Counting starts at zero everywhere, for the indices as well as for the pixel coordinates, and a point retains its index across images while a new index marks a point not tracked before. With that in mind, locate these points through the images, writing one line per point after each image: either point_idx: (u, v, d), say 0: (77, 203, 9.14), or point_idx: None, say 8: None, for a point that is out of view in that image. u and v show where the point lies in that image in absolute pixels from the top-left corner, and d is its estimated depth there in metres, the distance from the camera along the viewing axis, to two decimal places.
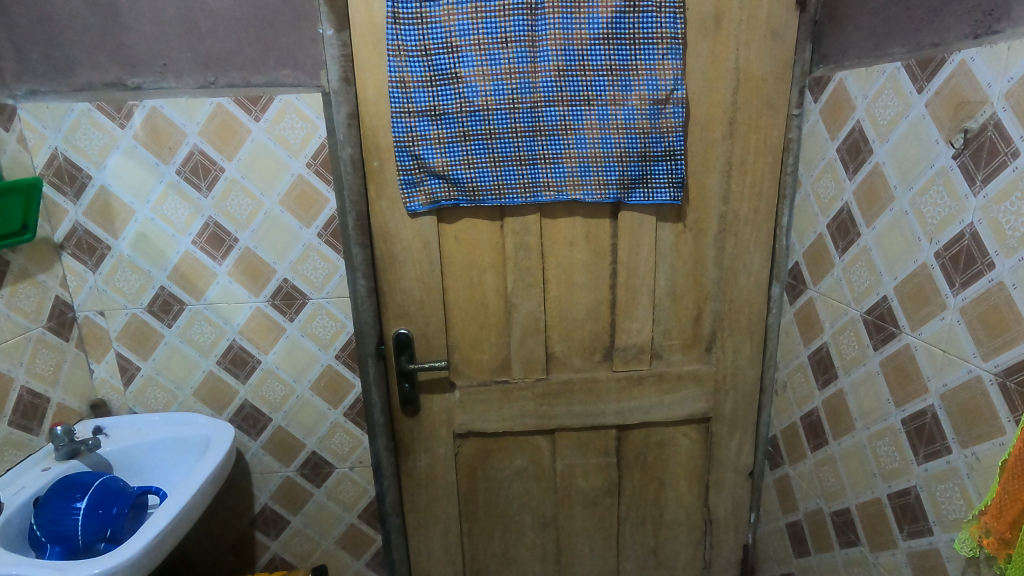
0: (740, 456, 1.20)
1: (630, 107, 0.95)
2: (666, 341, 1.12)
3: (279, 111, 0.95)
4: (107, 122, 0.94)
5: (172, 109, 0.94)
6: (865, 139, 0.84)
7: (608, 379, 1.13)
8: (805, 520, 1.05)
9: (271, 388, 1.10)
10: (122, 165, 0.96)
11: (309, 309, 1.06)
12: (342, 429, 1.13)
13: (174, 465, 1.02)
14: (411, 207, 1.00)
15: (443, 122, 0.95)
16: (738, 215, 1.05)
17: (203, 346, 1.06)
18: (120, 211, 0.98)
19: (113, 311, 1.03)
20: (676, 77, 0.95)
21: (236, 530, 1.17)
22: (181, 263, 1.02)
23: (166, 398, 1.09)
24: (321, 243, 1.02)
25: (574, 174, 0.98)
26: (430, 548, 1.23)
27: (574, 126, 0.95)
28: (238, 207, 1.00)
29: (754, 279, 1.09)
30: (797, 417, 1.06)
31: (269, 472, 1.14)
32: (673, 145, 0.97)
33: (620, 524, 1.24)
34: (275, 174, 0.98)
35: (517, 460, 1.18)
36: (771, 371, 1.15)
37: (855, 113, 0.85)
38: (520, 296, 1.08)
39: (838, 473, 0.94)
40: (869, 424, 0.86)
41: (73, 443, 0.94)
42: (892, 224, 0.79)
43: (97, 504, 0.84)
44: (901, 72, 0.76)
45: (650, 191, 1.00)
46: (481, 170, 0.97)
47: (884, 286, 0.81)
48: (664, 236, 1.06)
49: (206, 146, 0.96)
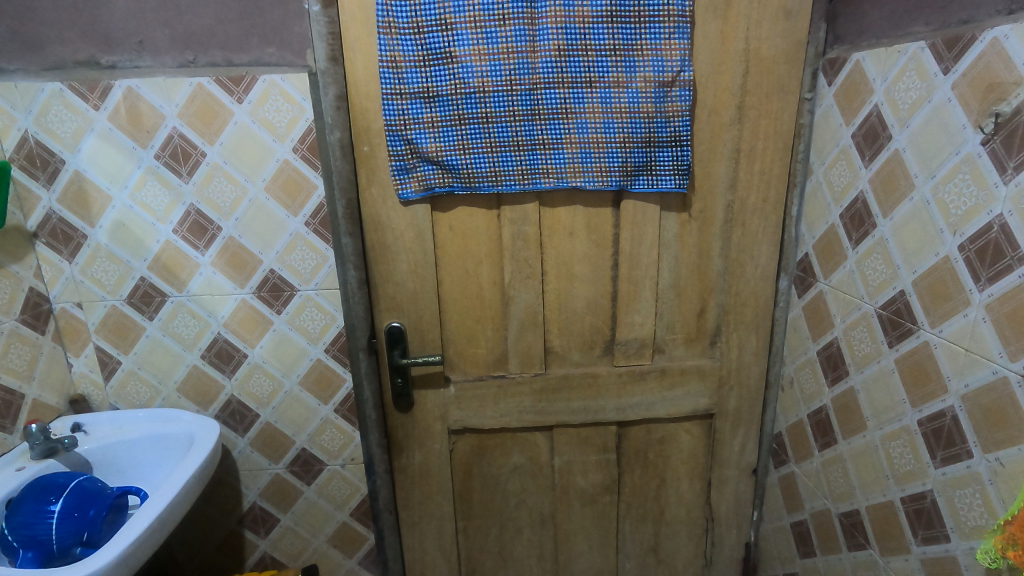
0: (744, 454, 1.16)
1: (634, 90, 0.90)
2: (669, 335, 1.08)
3: (263, 92, 0.90)
4: (81, 104, 0.88)
5: (150, 91, 0.89)
6: (883, 125, 0.79)
7: (609, 374, 1.09)
8: (811, 520, 1.01)
9: (258, 383, 1.05)
10: (97, 149, 0.91)
11: (297, 302, 1.01)
12: (333, 425, 1.09)
13: (157, 463, 0.97)
14: (404, 195, 0.95)
15: (437, 105, 0.90)
16: (746, 205, 1.01)
17: (186, 340, 1.02)
18: (96, 198, 0.93)
19: (91, 303, 0.98)
20: (683, 58, 0.90)
21: (224, 528, 1.14)
22: (162, 253, 0.97)
23: (149, 394, 1.05)
24: (308, 232, 0.97)
25: (574, 161, 0.93)
26: (424, 546, 1.19)
27: (575, 110, 0.91)
28: (220, 194, 0.95)
29: (762, 272, 1.04)
30: (803, 414, 1.03)
31: (257, 470, 1.11)
32: (679, 130, 0.93)
33: (620, 522, 1.21)
34: (259, 159, 0.93)
35: (514, 457, 1.15)
36: (777, 367, 1.11)
37: (873, 96, 0.81)
38: (517, 289, 1.04)
39: (846, 474, 0.90)
40: (882, 424, 0.82)
41: (49, 442, 0.89)
42: (911, 215, 0.75)
43: (73, 506, 0.80)
44: (925, 52, 0.71)
45: (654, 179, 0.96)
46: (477, 155, 0.92)
47: (901, 281, 0.77)
48: (668, 226, 1.01)
49: (186, 130, 0.91)
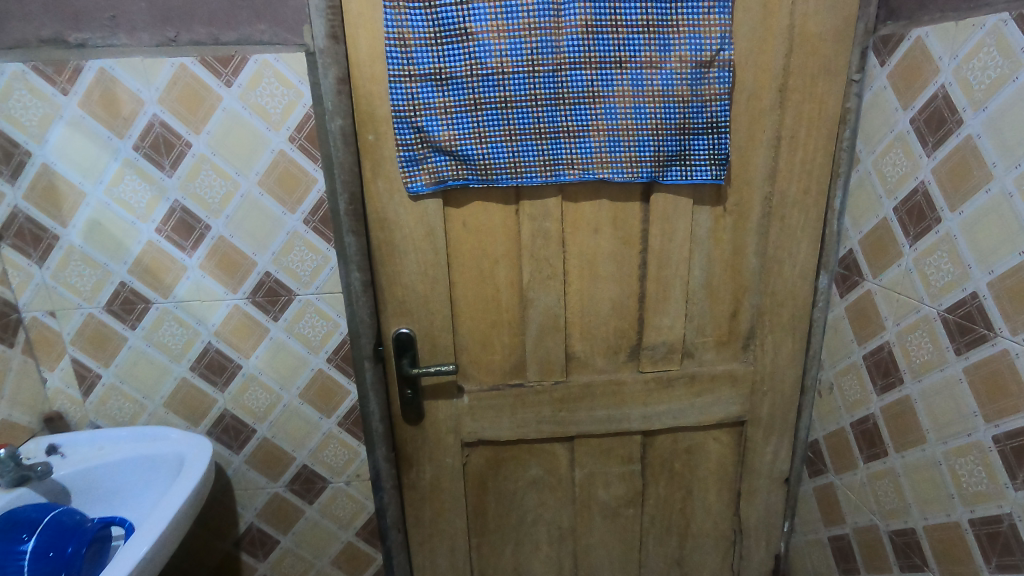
0: (776, 462, 1.09)
1: (669, 71, 0.81)
2: (699, 338, 1.01)
3: (254, 74, 0.80)
4: (47, 88, 0.78)
5: (126, 72, 0.78)
6: (951, 109, 0.71)
7: (634, 381, 1.01)
8: (853, 536, 0.95)
9: (253, 397, 0.96)
10: (67, 139, 0.81)
11: (296, 307, 0.92)
12: (336, 440, 1.00)
13: (143, 488, 0.88)
14: (413, 189, 0.87)
15: (450, 88, 0.81)
16: (786, 197, 0.93)
17: (173, 351, 0.92)
18: (68, 194, 0.83)
19: (65, 312, 0.88)
20: (723, 35, 0.81)
21: (219, 552, 1.05)
22: (144, 255, 0.87)
23: (133, 410, 0.95)
24: (308, 231, 0.88)
25: (602, 150, 0.85)
26: (435, 564, 1.12)
27: (603, 94, 0.82)
28: (208, 189, 0.85)
29: (801, 270, 0.97)
30: (845, 422, 0.96)
31: (254, 489, 1.02)
32: (716, 116, 0.85)
33: (644, 536, 1.13)
34: (251, 150, 0.83)
35: (531, 469, 1.07)
36: (813, 371, 1.03)
37: (939, 76, 0.72)
38: (537, 290, 0.95)
39: (899, 490, 0.84)
40: (945, 438, 0.75)
41: (20, 469, 0.79)
42: (988, 209, 0.67)
43: (48, 545, 0.70)
44: (1008, 25, 0.63)
45: (689, 170, 0.87)
46: (494, 144, 0.84)
47: (973, 282, 0.69)
48: (701, 221, 0.93)
49: (168, 117, 0.81)
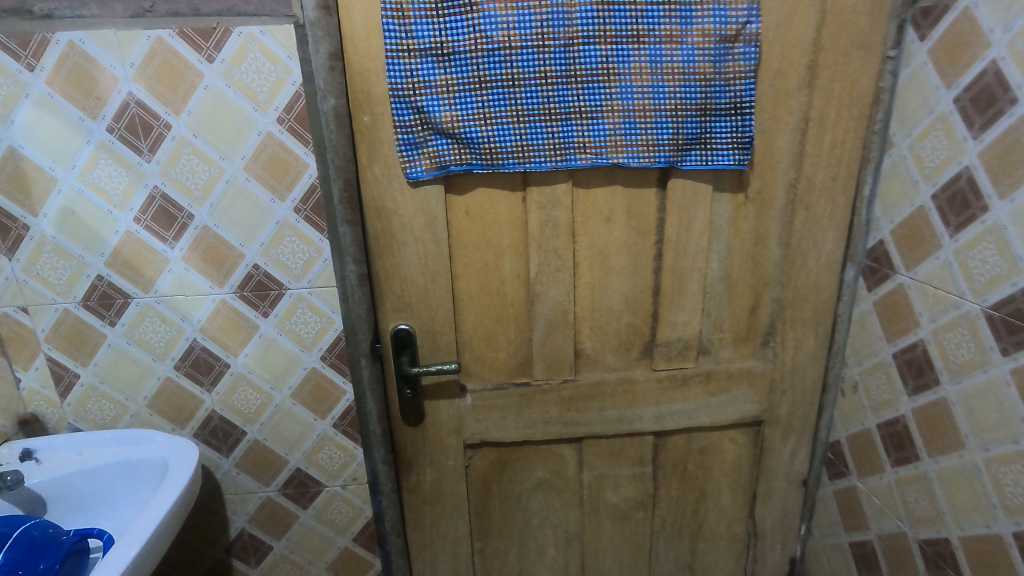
0: (794, 463, 1.04)
1: (690, 46, 0.75)
2: (716, 334, 0.95)
3: (238, 49, 0.73)
4: (10, 63, 0.71)
5: (98, 46, 0.71)
6: (1002, 86, 0.65)
7: (647, 379, 0.96)
8: (878, 543, 0.90)
9: (243, 396, 0.90)
10: (35, 120, 0.74)
11: (287, 303, 0.86)
12: (332, 442, 0.95)
13: (127, 495, 0.82)
14: (413, 175, 0.80)
15: (452, 64, 0.74)
16: (812, 183, 0.86)
17: (156, 349, 0.86)
18: (37, 180, 0.76)
19: (39, 308, 0.82)
20: (750, 6, 0.75)
21: (209, 558, 0.99)
22: (122, 246, 0.81)
23: (115, 411, 0.89)
24: (299, 220, 0.81)
25: (616, 132, 0.78)
26: (436, 569, 1.07)
27: (618, 71, 0.75)
28: (189, 174, 0.78)
29: (826, 262, 0.91)
30: (870, 424, 0.90)
31: (245, 493, 0.96)
32: (740, 95, 0.78)
33: (654, 539, 1.09)
34: (237, 132, 0.77)
35: (538, 471, 1.02)
36: (836, 369, 0.98)
37: (990, 50, 0.66)
38: (545, 284, 0.89)
39: (932, 497, 0.79)
40: (988, 444, 0.70)
41: None
42: None
43: (19, 561, 0.65)
44: None
45: (709, 154, 0.81)
46: (500, 125, 0.77)
47: None
48: (721, 209, 0.87)
49: (145, 96, 0.74)
